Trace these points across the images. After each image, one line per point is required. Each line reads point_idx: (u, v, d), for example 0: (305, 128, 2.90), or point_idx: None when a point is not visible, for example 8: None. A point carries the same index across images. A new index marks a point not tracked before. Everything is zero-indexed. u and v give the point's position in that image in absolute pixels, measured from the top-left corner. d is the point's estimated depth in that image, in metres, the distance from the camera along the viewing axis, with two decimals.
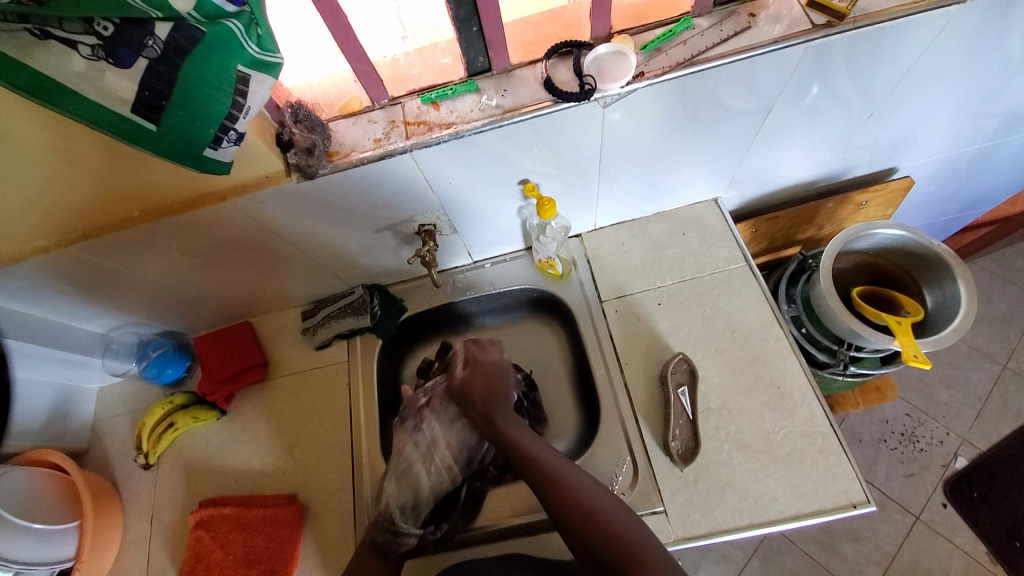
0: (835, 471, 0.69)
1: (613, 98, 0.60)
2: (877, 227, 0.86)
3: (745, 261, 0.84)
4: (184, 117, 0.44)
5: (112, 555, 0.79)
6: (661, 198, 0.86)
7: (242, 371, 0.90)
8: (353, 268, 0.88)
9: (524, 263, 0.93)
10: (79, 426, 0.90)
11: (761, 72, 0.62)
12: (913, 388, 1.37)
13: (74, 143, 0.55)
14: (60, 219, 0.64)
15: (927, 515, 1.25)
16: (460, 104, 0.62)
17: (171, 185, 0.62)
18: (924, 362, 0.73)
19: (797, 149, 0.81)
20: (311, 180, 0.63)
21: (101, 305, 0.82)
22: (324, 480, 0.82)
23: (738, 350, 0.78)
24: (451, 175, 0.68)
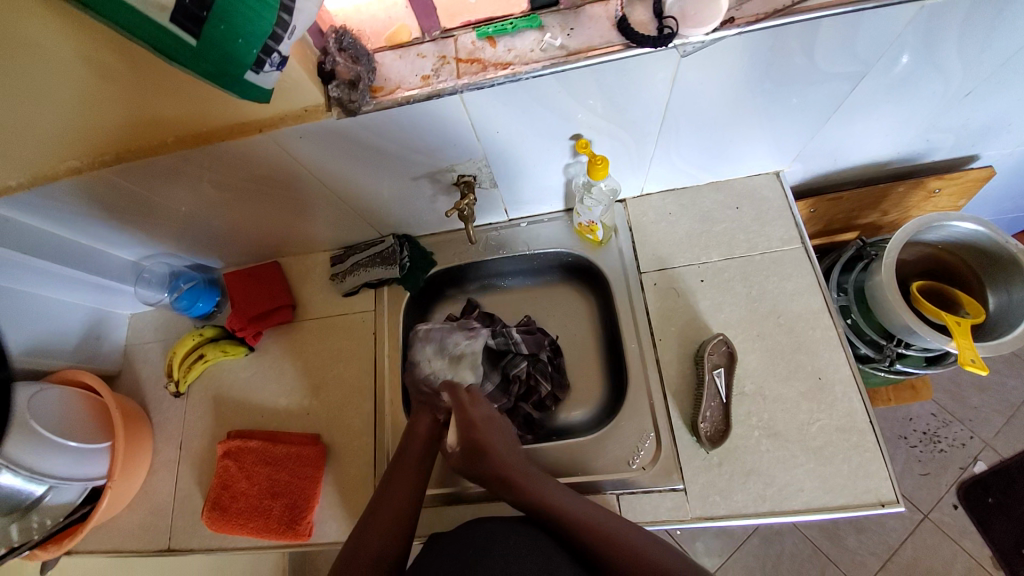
0: (868, 469, 0.66)
1: (694, 47, 0.53)
2: (950, 219, 0.79)
3: (802, 243, 0.78)
4: (226, 34, 0.38)
5: (141, 475, 0.84)
6: (719, 166, 0.79)
7: (270, 311, 0.89)
8: (385, 217, 0.85)
9: (561, 225, 0.89)
10: (111, 349, 0.93)
11: (863, 32, 0.54)
12: (943, 389, 1.32)
13: (104, 57, 0.51)
14: (90, 140, 0.61)
15: (936, 514, 1.23)
16: (519, 42, 0.56)
17: (205, 113, 0.59)
18: (983, 368, 0.68)
19: (877, 125, 0.73)
20: (352, 117, 0.58)
21: (132, 232, 0.81)
22: (346, 424, 0.83)
23: (782, 336, 0.74)
24: (498, 123, 0.62)
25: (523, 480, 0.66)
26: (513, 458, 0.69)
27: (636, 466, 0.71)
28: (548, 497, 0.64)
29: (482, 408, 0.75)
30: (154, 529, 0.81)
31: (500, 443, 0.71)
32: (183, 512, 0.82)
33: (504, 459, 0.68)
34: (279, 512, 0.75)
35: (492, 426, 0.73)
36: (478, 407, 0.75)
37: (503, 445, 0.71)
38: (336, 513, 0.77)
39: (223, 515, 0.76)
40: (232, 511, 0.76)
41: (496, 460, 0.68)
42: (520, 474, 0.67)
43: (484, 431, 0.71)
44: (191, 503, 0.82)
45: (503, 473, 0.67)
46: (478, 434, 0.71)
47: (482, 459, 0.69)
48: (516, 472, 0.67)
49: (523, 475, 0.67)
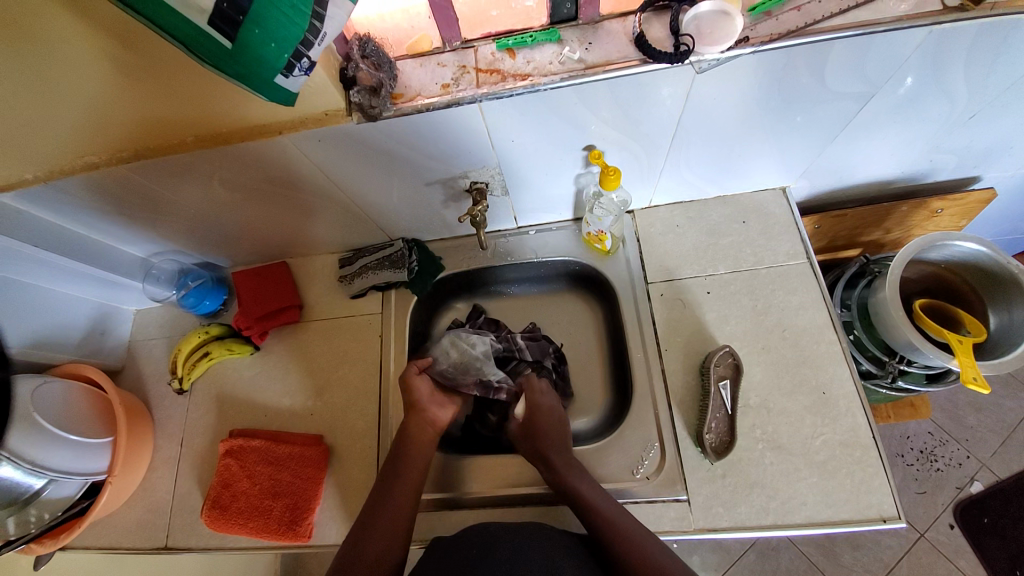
0: (870, 484, 0.67)
1: (709, 64, 0.55)
2: (954, 239, 0.80)
3: (807, 258, 0.79)
4: (260, 37, 0.40)
5: (141, 472, 0.84)
6: (727, 181, 0.81)
7: (278, 310, 0.90)
8: (396, 221, 0.86)
9: (569, 234, 0.90)
10: (116, 344, 0.93)
11: (873, 55, 0.56)
12: (941, 408, 1.33)
13: (133, 56, 0.51)
14: (112, 137, 0.62)
15: (932, 533, 1.23)
16: (538, 54, 0.58)
17: (228, 113, 0.60)
18: (985, 386, 0.69)
19: (883, 146, 0.75)
20: (372, 123, 0.59)
21: (144, 229, 0.81)
22: (350, 426, 0.83)
23: (786, 350, 0.75)
24: (514, 132, 0.63)
25: (563, 468, 0.68)
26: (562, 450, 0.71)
27: (640, 475, 0.71)
28: (586, 495, 0.65)
29: (548, 400, 0.78)
30: (152, 527, 0.81)
31: (554, 432, 0.73)
32: (182, 510, 0.81)
33: (556, 447, 0.71)
34: (279, 513, 0.75)
35: (548, 417, 0.75)
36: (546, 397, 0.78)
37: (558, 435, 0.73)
38: (337, 515, 0.77)
39: (222, 514, 0.75)
40: (232, 510, 0.76)
41: (546, 443, 0.71)
42: (567, 465, 0.68)
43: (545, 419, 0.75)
44: (190, 501, 0.82)
45: (549, 456, 0.70)
46: (538, 419, 0.75)
47: (535, 440, 0.72)
48: (561, 462, 0.69)
49: (566, 467, 0.68)
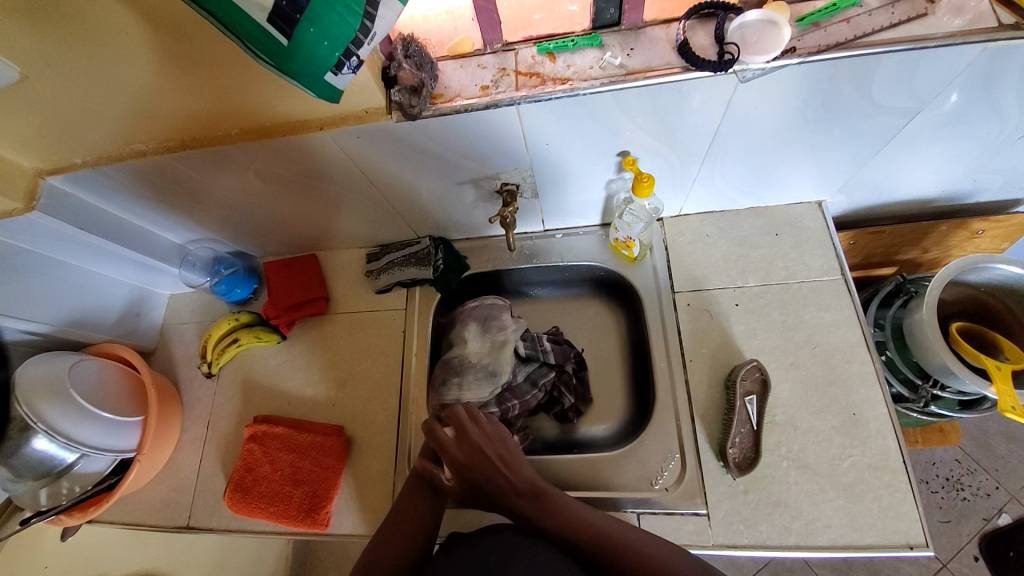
0: (898, 510, 0.65)
1: (754, 74, 0.54)
2: (997, 262, 0.77)
3: (842, 274, 0.77)
4: (314, 37, 0.41)
5: (169, 451, 0.86)
6: (760, 192, 0.79)
7: (305, 301, 0.92)
8: (425, 219, 0.87)
9: (596, 239, 0.89)
10: (149, 327, 0.96)
11: (925, 69, 0.55)
12: (970, 436, 1.28)
13: (187, 50, 0.53)
14: (160, 127, 0.65)
15: (955, 565, 1.19)
16: (578, 59, 0.58)
17: (273, 108, 0.62)
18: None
19: (927, 162, 0.72)
20: (411, 122, 0.60)
21: (182, 216, 0.84)
22: (370, 419, 0.84)
23: (815, 367, 0.73)
24: (549, 135, 0.63)
25: (524, 502, 0.61)
26: (513, 480, 0.63)
27: (659, 486, 0.70)
28: (575, 514, 0.60)
29: (474, 434, 0.66)
30: (176, 506, 0.83)
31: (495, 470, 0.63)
32: (205, 491, 0.84)
33: (505, 483, 0.62)
34: (299, 500, 0.76)
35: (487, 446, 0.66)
36: (465, 439, 0.66)
37: (501, 469, 0.63)
38: (354, 507, 0.78)
39: (244, 497, 0.77)
40: (253, 495, 0.77)
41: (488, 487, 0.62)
42: (519, 498, 0.61)
43: (475, 469, 0.64)
44: (213, 483, 0.84)
45: (503, 501, 0.62)
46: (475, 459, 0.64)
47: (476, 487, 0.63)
48: (517, 497, 0.61)
49: (524, 498, 0.61)
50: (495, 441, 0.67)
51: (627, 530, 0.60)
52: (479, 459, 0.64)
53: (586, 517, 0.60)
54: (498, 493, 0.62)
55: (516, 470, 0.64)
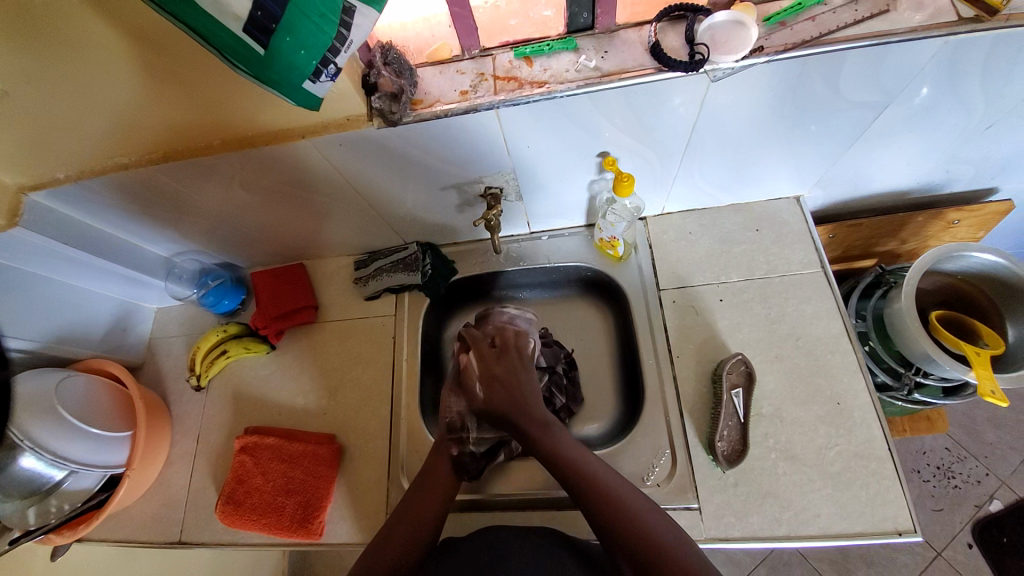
0: (886, 497, 0.66)
1: (724, 73, 0.55)
2: (971, 250, 0.79)
3: (822, 267, 0.79)
4: (291, 45, 0.42)
5: (158, 466, 0.85)
6: (740, 189, 0.81)
7: (294, 311, 0.92)
8: (411, 224, 0.87)
9: (582, 240, 0.91)
10: (136, 341, 0.95)
11: (890, 64, 0.56)
12: (958, 424, 1.30)
13: (167, 62, 0.54)
14: (141, 140, 0.65)
15: (950, 552, 1.20)
16: (555, 63, 0.59)
17: (254, 118, 0.62)
18: (1004, 399, 0.68)
19: (899, 155, 0.74)
20: (392, 128, 0.61)
21: (167, 229, 0.84)
22: (362, 426, 0.84)
23: (799, 359, 0.74)
24: (530, 137, 0.65)
25: (536, 434, 0.65)
26: (531, 408, 0.67)
27: (650, 482, 0.71)
28: (576, 459, 0.62)
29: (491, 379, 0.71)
30: (167, 521, 0.82)
31: (518, 395, 0.68)
32: (196, 505, 0.83)
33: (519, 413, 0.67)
34: (292, 510, 0.76)
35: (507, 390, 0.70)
36: (504, 359, 0.72)
37: (526, 394, 0.68)
38: (347, 515, 0.77)
39: (236, 509, 0.76)
40: (245, 507, 0.77)
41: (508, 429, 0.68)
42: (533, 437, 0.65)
43: (507, 386, 0.69)
44: (205, 497, 0.83)
45: (517, 425, 0.66)
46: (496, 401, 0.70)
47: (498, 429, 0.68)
48: (533, 425, 0.66)
49: (539, 427, 0.65)
50: (527, 369, 0.71)
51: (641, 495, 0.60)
52: (509, 380, 0.69)
53: (585, 469, 0.61)
54: (518, 415, 0.66)
55: (536, 404, 0.68)
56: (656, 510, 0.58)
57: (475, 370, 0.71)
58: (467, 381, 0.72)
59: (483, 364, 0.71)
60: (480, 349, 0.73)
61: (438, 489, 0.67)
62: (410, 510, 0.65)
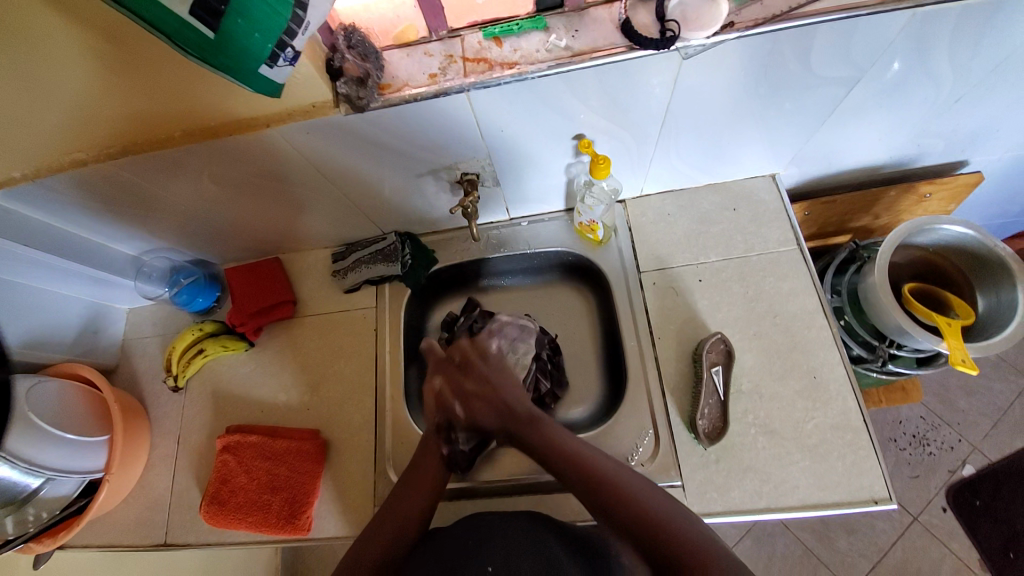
0: (861, 467, 0.68)
1: (695, 50, 0.55)
2: (942, 223, 0.81)
3: (797, 245, 0.80)
4: (244, 27, 0.40)
5: (139, 469, 0.84)
6: (716, 168, 0.81)
7: (271, 306, 0.90)
8: (388, 214, 0.86)
9: (561, 225, 0.90)
10: (109, 344, 0.93)
11: (859, 38, 0.56)
12: (932, 393, 1.34)
13: (117, 49, 0.51)
14: (96, 134, 0.62)
15: (925, 516, 1.25)
16: (525, 43, 0.58)
17: (215, 108, 0.60)
18: (974, 367, 0.70)
19: (871, 130, 0.75)
20: (359, 114, 0.59)
21: (132, 226, 0.81)
22: (346, 419, 0.83)
23: (777, 335, 0.76)
24: (503, 121, 0.63)
25: (528, 431, 0.67)
26: (518, 409, 0.69)
27: (634, 463, 0.72)
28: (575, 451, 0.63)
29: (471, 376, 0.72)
30: (151, 524, 0.81)
31: (500, 403, 0.70)
32: (180, 507, 0.81)
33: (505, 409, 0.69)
34: (278, 507, 0.75)
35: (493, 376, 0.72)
36: (471, 374, 0.72)
37: (507, 401, 0.70)
38: (334, 509, 0.77)
39: (221, 509, 0.75)
40: (230, 506, 0.76)
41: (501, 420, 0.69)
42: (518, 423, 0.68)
43: (482, 399, 0.70)
44: (188, 499, 0.82)
45: (512, 426, 0.68)
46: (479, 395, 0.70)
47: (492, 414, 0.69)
48: (521, 424, 0.68)
49: (527, 424, 0.67)
50: (501, 378, 0.72)
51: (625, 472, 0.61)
52: (481, 391, 0.70)
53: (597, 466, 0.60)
54: (506, 418, 0.69)
55: (517, 399, 0.70)
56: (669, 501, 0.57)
57: (447, 393, 0.71)
58: (444, 406, 0.71)
59: (454, 386, 0.71)
60: (447, 371, 0.72)
61: (426, 481, 0.67)
62: (398, 503, 0.65)
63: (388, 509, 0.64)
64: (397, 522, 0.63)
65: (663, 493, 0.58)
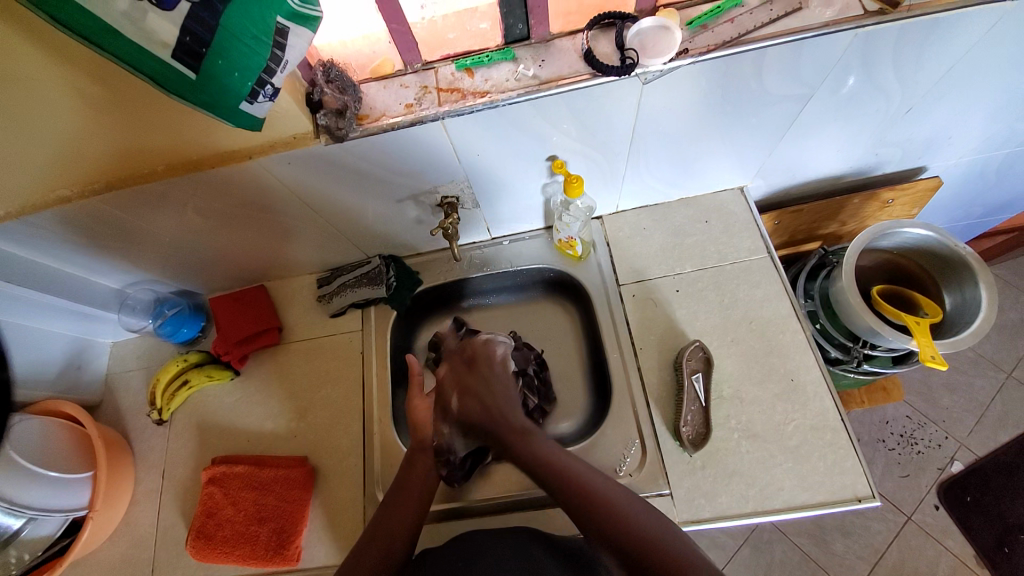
0: (843, 465, 0.69)
1: (654, 75, 0.58)
2: (904, 226, 0.85)
3: (768, 252, 0.83)
4: (224, 68, 0.42)
5: (123, 506, 0.82)
6: (687, 183, 0.85)
7: (257, 334, 0.90)
8: (371, 239, 0.88)
9: (542, 242, 0.93)
10: (92, 379, 0.92)
11: (807, 58, 0.61)
12: (916, 392, 1.37)
13: (100, 88, 0.53)
14: (80, 170, 0.63)
15: (919, 515, 1.26)
16: (495, 73, 0.61)
17: (199, 141, 0.61)
18: (943, 363, 0.73)
19: (829, 142, 0.79)
20: (340, 143, 0.61)
21: (116, 259, 0.81)
22: (335, 444, 0.83)
23: (755, 341, 0.78)
24: (478, 147, 0.66)
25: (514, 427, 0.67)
26: (503, 418, 0.68)
27: (623, 473, 0.72)
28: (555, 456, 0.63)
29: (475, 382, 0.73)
30: (135, 562, 0.79)
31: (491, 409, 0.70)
32: (165, 543, 0.80)
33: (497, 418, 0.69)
34: (267, 537, 0.74)
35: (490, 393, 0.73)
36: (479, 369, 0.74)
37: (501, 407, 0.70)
38: (325, 537, 0.76)
39: (208, 543, 0.74)
40: (217, 540, 0.74)
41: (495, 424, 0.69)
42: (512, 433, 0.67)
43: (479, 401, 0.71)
44: (174, 534, 0.80)
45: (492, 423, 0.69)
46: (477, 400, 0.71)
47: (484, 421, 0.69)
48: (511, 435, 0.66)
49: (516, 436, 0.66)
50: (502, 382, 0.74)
51: (607, 484, 0.60)
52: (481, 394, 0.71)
53: (561, 461, 0.62)
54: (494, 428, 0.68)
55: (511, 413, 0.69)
56: (635, 498, 0.60)
57: (453, 371, 0.74)
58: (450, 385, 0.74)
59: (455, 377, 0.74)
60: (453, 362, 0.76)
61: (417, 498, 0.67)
62: (385, 525, 0.64)
63: (383, 521, 0.65)
64: (387, 540, 0.62)
65: (641, 503, 0.59)
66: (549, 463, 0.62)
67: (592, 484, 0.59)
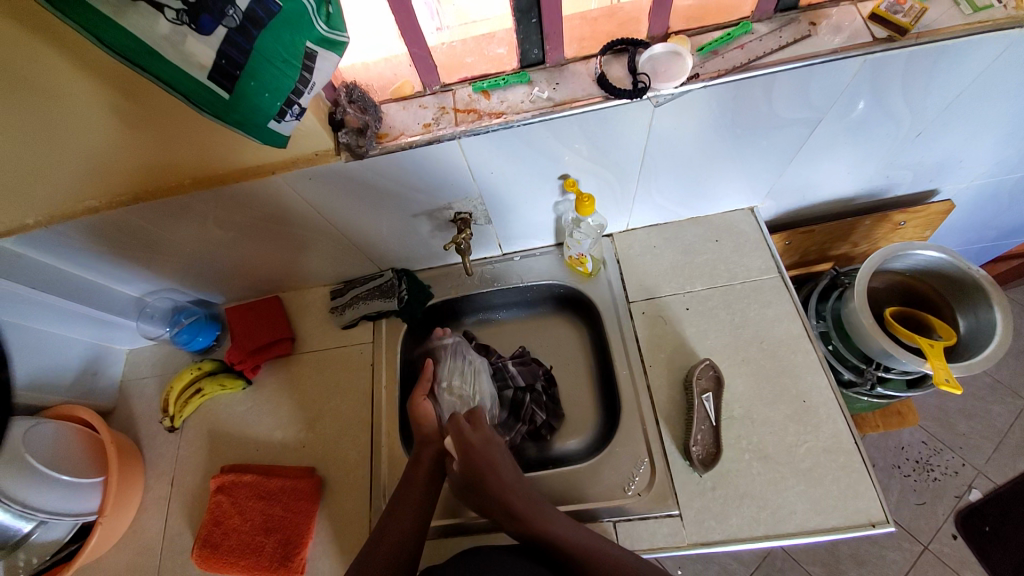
0: (856, 489, 0.68)
1: (666, 98, 0.60)
2: (916, 248, 0.85)
3: (779, 272, 0.83)
4: (255, 89, 0.44)
5: (130, 515, 0.82)
6: (698, 203, 0.86)
7: (270, 344, 0.91)
8: (384, 252, 0.89)
9: (553, 259, 0.94)
10: (108, 384, 0.93)
11: (816, 84, 0.62)
12: (932, 417, 1.34)
13: (136, 107, 0.56)
14: (110, 183, 0.66)
15: (936, 545, 1.22)
16: (511, 95, 0.63)
17: (226, 157, 0.64)
18: (957, 387, 0.71)
19: (839, 165, 0.80)
20: (359, 161, 0.64)
21: (138, 268, 0.84)
22: (343, 456, 0.83)
23: (765, 361, 0.78)
24: (493, 165, 0.68)
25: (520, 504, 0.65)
26: (503, 496, 0.66)
27: (631, 492, 0.72)
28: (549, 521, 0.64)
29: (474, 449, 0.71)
30: (141, 570, 0.79)
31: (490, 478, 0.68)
32: (172, 552, 0.80)
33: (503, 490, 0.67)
34: (272, 549, 0.74)
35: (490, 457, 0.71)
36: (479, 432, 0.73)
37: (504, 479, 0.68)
38: (330, 550, 0.76)
39: (213, 553, 0.74)
40: (223, 550, 0.74)
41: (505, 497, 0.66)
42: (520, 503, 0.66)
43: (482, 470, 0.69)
44: (180, 542, 0.80)
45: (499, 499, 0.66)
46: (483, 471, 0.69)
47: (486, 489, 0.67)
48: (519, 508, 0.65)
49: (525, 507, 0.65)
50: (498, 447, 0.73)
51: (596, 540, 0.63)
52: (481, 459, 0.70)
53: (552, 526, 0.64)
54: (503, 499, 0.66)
55: (509, 482, 0.69)
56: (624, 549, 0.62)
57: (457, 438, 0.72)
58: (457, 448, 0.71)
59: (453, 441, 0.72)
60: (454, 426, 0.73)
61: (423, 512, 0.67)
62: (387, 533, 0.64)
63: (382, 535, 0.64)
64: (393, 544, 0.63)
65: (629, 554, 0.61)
66: (543, 529, 0.63)
67: (585, 544, 0.62)
